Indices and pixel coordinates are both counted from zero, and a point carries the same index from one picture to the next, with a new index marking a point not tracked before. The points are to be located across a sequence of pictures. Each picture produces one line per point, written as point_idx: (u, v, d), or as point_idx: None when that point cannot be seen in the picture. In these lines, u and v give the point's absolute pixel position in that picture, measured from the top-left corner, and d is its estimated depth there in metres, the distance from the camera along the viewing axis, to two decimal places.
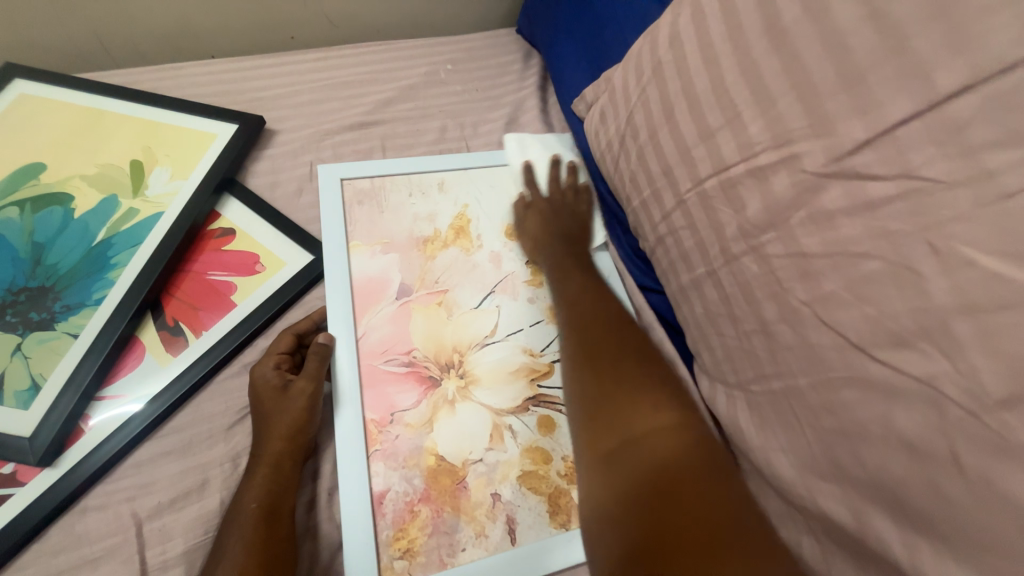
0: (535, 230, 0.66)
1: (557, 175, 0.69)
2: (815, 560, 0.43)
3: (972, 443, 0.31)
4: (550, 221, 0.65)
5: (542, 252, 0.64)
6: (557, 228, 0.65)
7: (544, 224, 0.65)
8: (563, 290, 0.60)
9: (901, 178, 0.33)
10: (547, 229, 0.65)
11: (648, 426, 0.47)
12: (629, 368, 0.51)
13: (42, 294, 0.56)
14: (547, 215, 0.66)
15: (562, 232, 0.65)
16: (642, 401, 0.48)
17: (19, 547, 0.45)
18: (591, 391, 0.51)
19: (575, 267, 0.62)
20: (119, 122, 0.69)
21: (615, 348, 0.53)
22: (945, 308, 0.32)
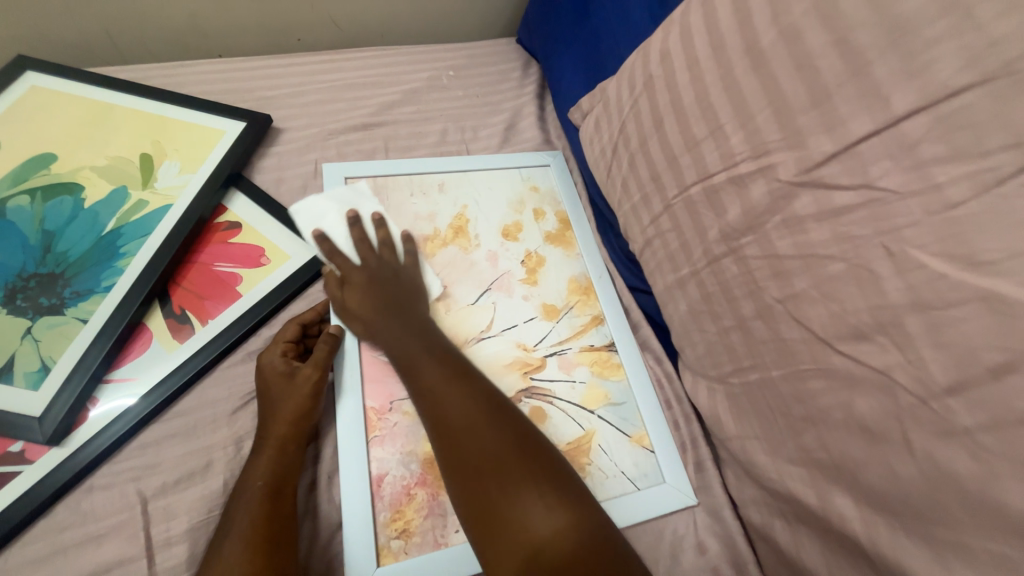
0: (353, 302, 0.58)
1: (387, 233, 0.64)
2: (786, 541, 0.46)
3: (922, 427, 0.35)
4: (377, 287, 0.58)
5: (382, 325, 0.56)
6: (387, 294, 0.58)
7: (371, 294, 0.58)
8: (413, 386, 0.51)
9: (863, 188, 0.37)
10: (368, 300, 0.57)
11: (538, 530, 0.41)
12: (505, 468, 0.44)
13: (53, 280, 0.57)
14: (365, 287, 0.58)
15: (390, 299, 0.58)
16: (527, 503, 0.42)
17: (26, 523, 0.47)
18: (477, 506, 0.44)
19: (421, 350, 0.53)
20: (129, 116, 0.71)
21: (490, 449, 0.45)
22: (900, 305, 0.35)
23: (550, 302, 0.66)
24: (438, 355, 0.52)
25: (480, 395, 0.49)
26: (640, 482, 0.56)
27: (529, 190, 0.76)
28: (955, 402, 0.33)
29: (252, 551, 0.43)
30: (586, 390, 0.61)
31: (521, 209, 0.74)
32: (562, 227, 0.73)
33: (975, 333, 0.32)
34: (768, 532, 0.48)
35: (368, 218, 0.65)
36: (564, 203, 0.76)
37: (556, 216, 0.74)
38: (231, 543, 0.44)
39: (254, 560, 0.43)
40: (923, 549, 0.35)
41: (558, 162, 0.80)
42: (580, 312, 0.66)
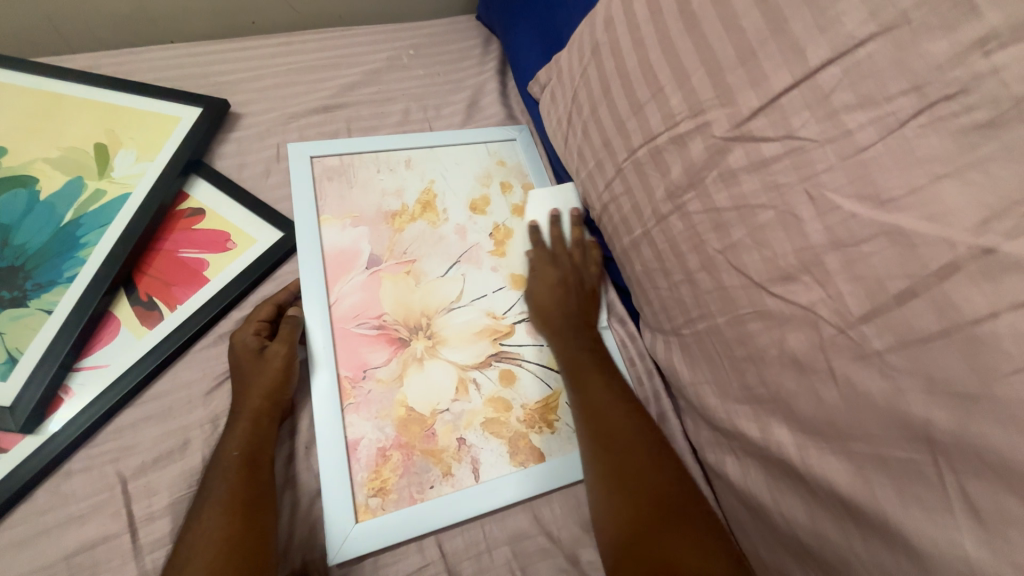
0: (541, 298, 0.63)
1: (479, 258, 0.68)
2: (736, 476, 0.50)
3: (841, 354, 0.38)
4: (568, 290, 0.63)
5: (556, 339, 0.61)
6: (574, 306, 0.63)
7: (558, 295, 0.63)
8: (583, 393, 0.56)
9: (786, 139, 0.40)
10: (558, 298, 0.63)
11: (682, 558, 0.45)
12: (654, 493, 0.49)
13: (12, 273, 0.57)
14: (558, 285, 0.63)
15: (578, 309, 0.63)
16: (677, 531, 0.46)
17: (6, 508, 0.48)
18: (628, 519, 0.48)
19: (591, 368, 0.58)
20: (79, 105, 0.69)
21: (653, 477, 0.50)
22: (820, 245, 0.39)
23: (518, 271, 0.68)
24: (609, 376, 0.58)
25: (633, 410, 0.55)
26: None
27: (495, 164, 0.77)
28: (869, 329, 0.36)
29: (231, 515, 0.45)
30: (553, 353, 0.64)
31: (488, 182, 0.75)
32: None
33: (882, 264, 0.36)
34: (720, 469, 0.52)
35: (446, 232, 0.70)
36: (530, 176, 0.77)
37: (523, 189, 0.76)
38: (209, 509, 0.46)
39: (234, 522, 0.45)
40: (846, 463, 0.39)
41: (524, 136, 0.81)
42: None
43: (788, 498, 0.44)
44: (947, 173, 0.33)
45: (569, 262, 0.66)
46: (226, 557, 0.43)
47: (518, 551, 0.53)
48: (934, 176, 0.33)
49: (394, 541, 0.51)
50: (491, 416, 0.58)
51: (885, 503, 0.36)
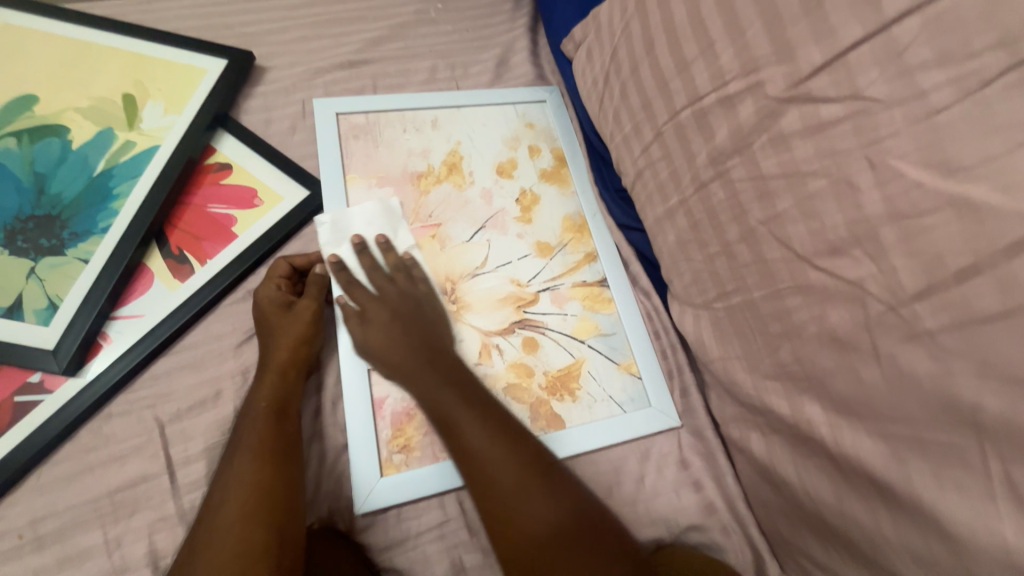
0: (379, 345, 0.54)
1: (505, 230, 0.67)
2: (760, 451, 0.50)
3: (888, 333, 0.36)
4: (404, 324, 0.55)
5: (414, 383, 0.52)
6: (421, 339, 0.54)
7: (396, 332, 0.54)
8: (493, 449, 0.48)
9: (849, 100, 0.37)
10: (395, 340, 0.54)
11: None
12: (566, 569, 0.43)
13: (49, 221, 0.58)
14: (390, 324, 0.54)
15: (425, 342, 0.54)
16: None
17: (54, 445, 0.50)
18: None
19: (462, 412, 0.49)
20: (106, 54, 0.69)
21: (566, 558, 0.44)
22: (877, 217, 0.36)
23: (544, 239, 0.67)
24: (484, 418, 0.49)
25: (524, 468, 0.47)
26: (626, 405, 0.60)
27: (524, 127, 0.75)
28: (921, 307, 0.35)
29: (261, 461, 0.47)
30: (577, 323, 0.63)
31: (515, 145, 0.73)
32: (558, 164, 0.73)
33: (944, 239, 0.33)
34: (743, 444, 0.52)
35: (477, 197, 0.68)
36: (560, 140, 0.75)
37: (552, 153, 0.73)
38: (240, 455, 0.48)
39: (263, 468, 0.47)
40: (881, 444, 0.38)
41: (555, 98, 0.78)
42: (574, 250, 0.67)
43: (815, 475, 0.44)
44: None
45: (396, 291, 0.58)
46: (258, 499, 0.45)
47: None
48: (1014, 144, 0.30)
49: (416, 495, 0.52)
50: (513, 382, 0.58)
51: (920, 485, 0.35)
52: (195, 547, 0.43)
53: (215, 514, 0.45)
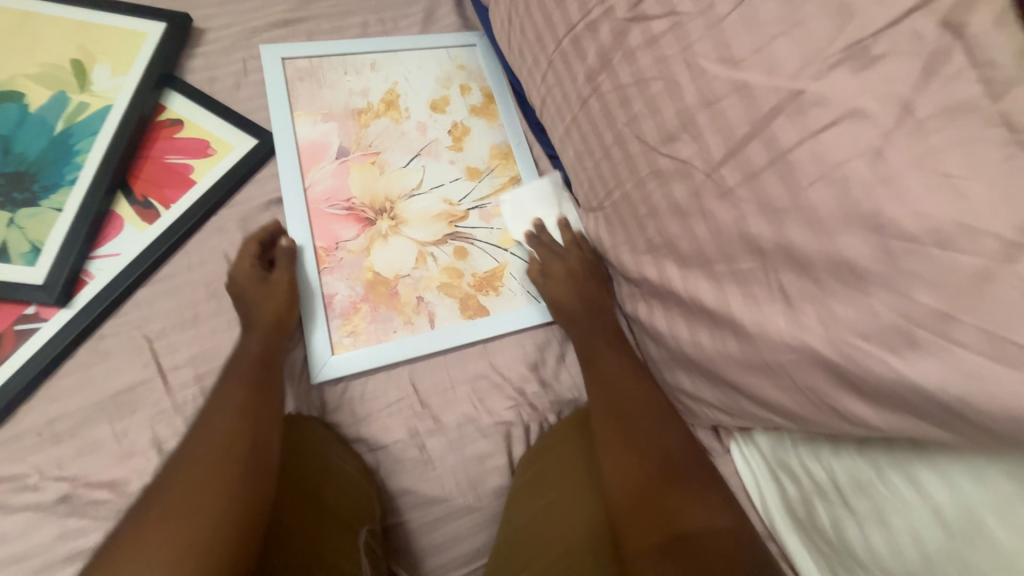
0: (558, 293, 0.67)
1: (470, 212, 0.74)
2: (644, 316, 0.62)
3: (705, 194, 0.48)
4: (578, 279, 0.67)
5: (575, 327, 0.66)
6: (591, 292, 0.66)
7: (572, 286, 0.67)
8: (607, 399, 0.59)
9: (669, 16, 0.47)
10: (570, 292, 0.67)
11: (691, 511, 0.49)
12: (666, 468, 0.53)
13: (19, 177, 0.65)
14: (575, 273, 0.67)
15: (593, 299, 0.66)
16: (701, 500, 0.49)
17: (56, 362, 0.59)
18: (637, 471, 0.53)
19: (603, 345, 0.64)
20: (48, 22, 0.73)
21: (675, 454, 0.54)
22: (693, 105, 0.47)
23: (473, 165, 0.77)
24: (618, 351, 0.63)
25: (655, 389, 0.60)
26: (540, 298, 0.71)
27: (455, 68, 0.83)
28: (725, 171, 0.46)
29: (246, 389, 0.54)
30: (501, 233, 0.74)
31: (448, 85, 0.81)
32: (486, 101, 0.82)
33: (733, 115, 0.45)
34: (635, 317, 0.64)
35: (426, 138, 0.77)
36: (488, 79, 0.83)
37: (481, 91, 0.82)
38: (230, 386, 0.54)
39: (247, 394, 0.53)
40: (711, 282, 0.50)
41: (483, 43, 0.86)
42: (500, 174, 0.77)
43: (678, 323, 0.56)
44: (780, 33, 0.41)
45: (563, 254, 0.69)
46: (251, 416, 0.51)
47: (476, 386, 0.66)
48: (769, 36, 0.42)
49: (361, 369, 0.64)
50: (444, 281, 0.69)
51: (733, 304, 0.48)
52: (182, 454, 0.48)
53: (204, 426, 0.50)
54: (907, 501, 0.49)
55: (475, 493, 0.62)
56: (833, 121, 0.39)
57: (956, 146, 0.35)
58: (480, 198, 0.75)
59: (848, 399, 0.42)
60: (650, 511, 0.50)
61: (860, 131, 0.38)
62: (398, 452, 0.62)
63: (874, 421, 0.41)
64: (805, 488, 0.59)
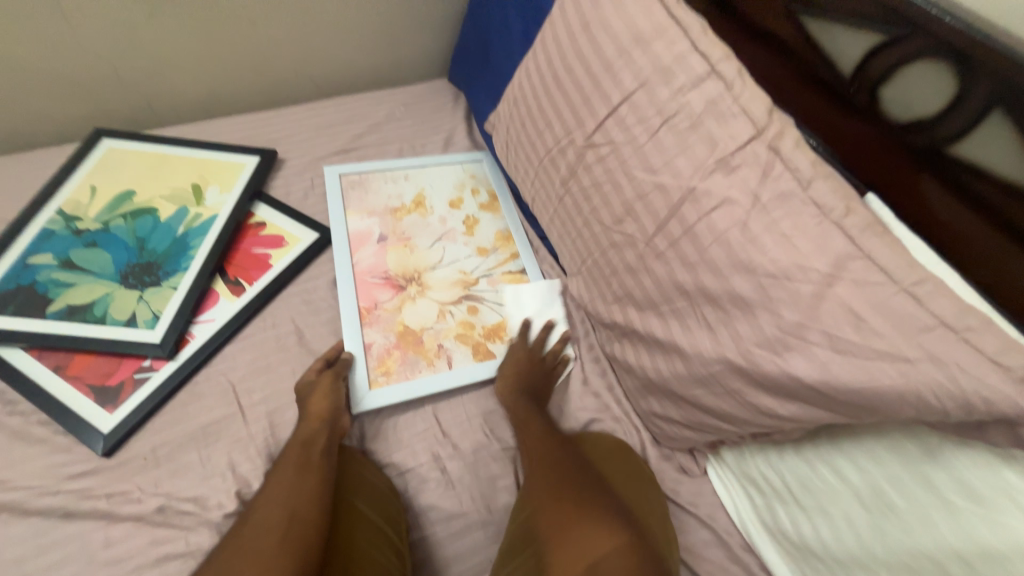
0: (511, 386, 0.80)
1: (480, 279, 0.94)
2: (619, 354, 0.78)
3: (646, 257, 0.68)
4: (521, 375, 0.81)
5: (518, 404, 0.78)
6: (524, 385, 0.80)
7: (520, 376, 0.81)
8: (537, 470, 0.67)
9: (609, 144, 0.71)
10: (520, 381, 0.80)
11: (575, 535, 0.57)
12: (575, 494, 0.61)
13: (150, 265, 0.88)
14: (522, 369, 0.82)
15: (528, 390, 0.80)
16: (587, 528, 0.57)
17: (161, 402, 0.76)
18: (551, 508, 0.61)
19: (531, 419, 0.75)
20: (178, 160, 1.03)
21: (599, 498, 0.61)
22: (630, 198, 0.69)
23: (482, 245, 0.99)
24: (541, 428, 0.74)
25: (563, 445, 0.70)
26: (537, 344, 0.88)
27: (468, 176, 1.10)
28: (656, 241, 0.66)
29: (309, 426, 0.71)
30: (505, 295, 0.93)
31: (462, 188, 1.08)
32: (491, 198, 1.07)
33: (656, 205, 0.66)
34: (612, 356, 0.80)
35: (446, 226, 1.01)
36: (492, 183, 1.10)
37: (487, 191, 1.08)
38: (293, 439, 0.70)
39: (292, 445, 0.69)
40: (659, 319, 0.68)
41: (488, 158, 1.14)
42: (503, 251, 0.99)
43: (643, 357, 0.72)
44: (677, 154, 0.63)
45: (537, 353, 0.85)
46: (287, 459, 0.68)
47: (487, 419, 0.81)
48: (670, 156, 0.64)
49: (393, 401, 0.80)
50: (460, 331, 0.87)
51: (674, 334, 0.65)
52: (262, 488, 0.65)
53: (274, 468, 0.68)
54: (836, 487, 0.60)
55: (488, 509, 0.73)
56: (714, 206, 0.60)
57: (787, 218, 0.55)
58: (488, 268, 0.96)
59: (759, 394, 0.57)
60: (553, 538, 0.58)
61: (731, 212, 0.58)
62: (423, 474, 0.75)
63: (779, 410, 0.56)
64: (767, 495, 0.68)
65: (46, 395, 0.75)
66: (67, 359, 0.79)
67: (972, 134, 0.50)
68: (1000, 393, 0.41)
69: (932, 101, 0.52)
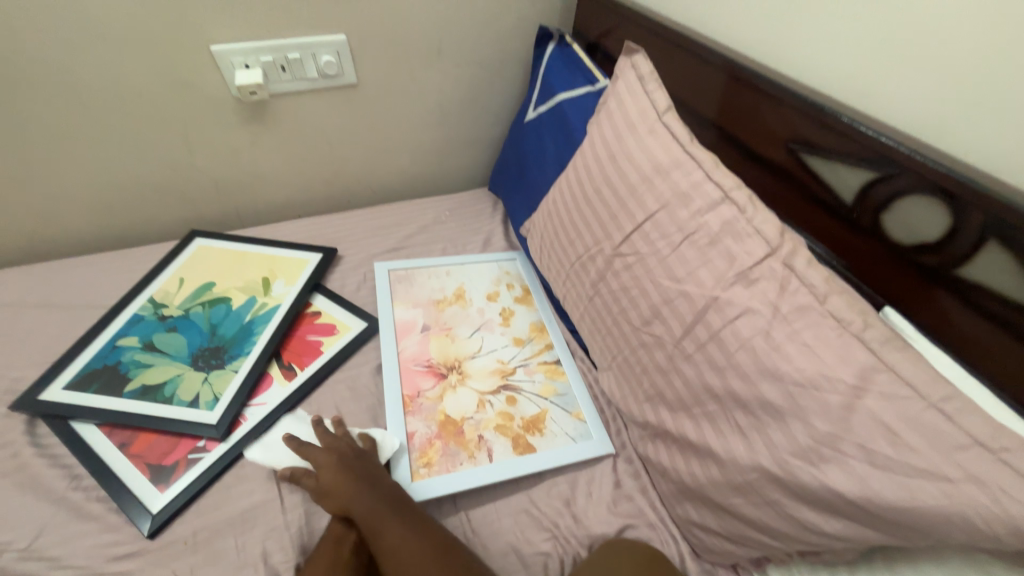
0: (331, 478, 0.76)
1: (516, 369, 0.99)
2: (652, 454, 0.78)
3: (675, 358, 0.72)
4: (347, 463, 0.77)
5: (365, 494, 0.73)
6: (359, 473, 0.76)
7: (341, 468, 0.76)
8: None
9: (636, 254, 0.79)
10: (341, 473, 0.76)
11: None
12: None
13: (217, 349, 0.98)
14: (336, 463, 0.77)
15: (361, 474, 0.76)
16: None
17: (209, 483, 0.80)
18: None
19: (387, 518, 0.71)
20: (253, 256, 1.18)
21: None
22: (657, 303, 0.75)
23: (518, 335, 1.05)
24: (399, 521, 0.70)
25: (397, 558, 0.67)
26: (577, 438, 0.89)
27: (504, 272, 1.20)
28: (684, 343, 0.70)
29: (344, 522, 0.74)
30: (541, 385, 0.96)
31: (499, 282, 1.17)
32: (525, 292, 1.15)
33: (682, 310, 0.71)
34: (645, 457, 0.80)
35: (484, 317, 1.08)
36: (526, 278, 1.19)
37: (521, 286, 1.17)
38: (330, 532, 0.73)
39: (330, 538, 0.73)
40: (692, 421, 0.69)
41: (522, 256, 1.25)
42: (538, 342, 1.04)
43: (677, 459, 0.72)
44: (699, 266, 0.70)
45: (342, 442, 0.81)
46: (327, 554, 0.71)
47: (518, 519, 0.80)
48: (692, 268, 0.71)
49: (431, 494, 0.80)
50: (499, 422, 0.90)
51: (708, 437, 0.66)
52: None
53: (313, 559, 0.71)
54: None
55: None
56: (738, 315, 0.64)
57: (809, 330, 0.58)
58: (523, 359, 1.01)
59: (801, 508, 0.56)
60: None
61: (754, 321, 0.62)
62: None
63: (823, 525, 0.55)
64: None
65: (108, 472, 0.80)
66: (132, 437, 0.85)
67: (975, 261, 0.55)
68: None
69: (931, 231, 0.58)
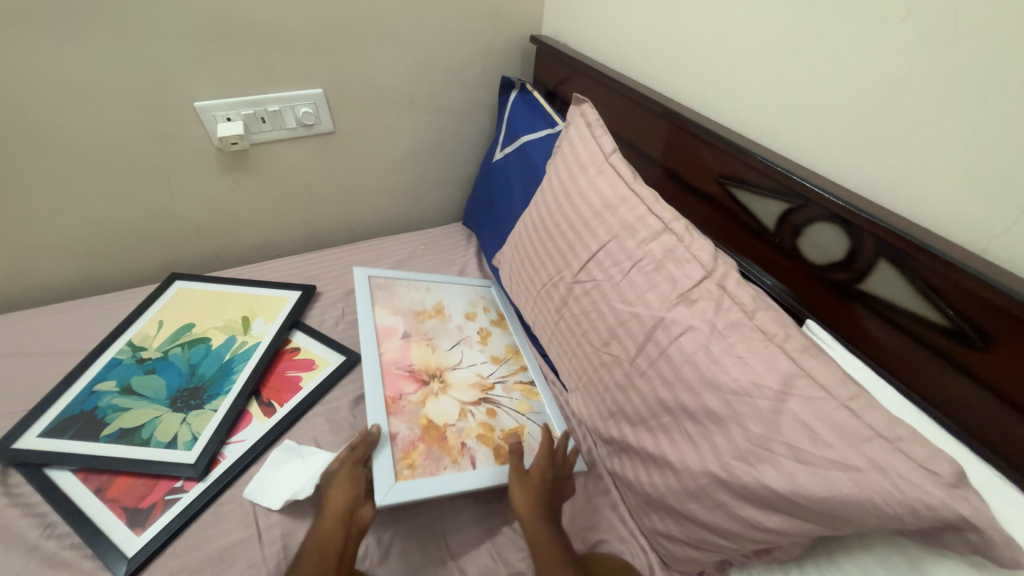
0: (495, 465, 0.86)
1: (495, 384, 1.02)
2: (619, 468, 0.82)
3: (631, 376, 0.78)
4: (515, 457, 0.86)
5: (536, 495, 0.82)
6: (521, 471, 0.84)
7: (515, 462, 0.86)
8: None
9: (592, 281, 0.86)
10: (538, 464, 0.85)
11: None
12: None
13: (196, 390, 1.00)
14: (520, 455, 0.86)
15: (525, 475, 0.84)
16: None
17: (187, 523, 0.81)
18: None
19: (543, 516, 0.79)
20: (233, 296, 1.22)
21: None
22: (613, 325, 0.81)
23: (496, 354, 1.10)
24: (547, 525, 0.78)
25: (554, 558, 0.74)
26: None
27: (478, 297, 1.26)
28: (638, 361, 0.77)
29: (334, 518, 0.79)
30: (518, 402, 1.00)
31: (475, 305, 1.22)
32: (499, 317, 1.21)
33: (635, 331, 0.78)
34: (613, 471, 0.84)
35: (462, 332, 1.13)
36: (499, 304, 1.25)
37: (495, 312, 1.22)
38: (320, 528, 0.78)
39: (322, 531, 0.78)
40: (650, 434, 0.75)
41: (495, 285, 1.32)
42: (514, 362, 1.09)
43: (640, 471, 0.77)
44: (647, 290, 0.77)
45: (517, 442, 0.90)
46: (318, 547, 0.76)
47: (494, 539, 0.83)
48: (640, 292, 0.78)
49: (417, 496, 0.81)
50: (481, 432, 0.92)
51: (663, 447, 0.72)
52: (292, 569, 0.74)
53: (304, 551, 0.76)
54: None
55: None
56: (681, 333, 0.71)
57: (741, 343, 0.65)
58: (501, 375, 1.05)
59: (746, 507, 0.62)
60: None
61: (695, 337, 0.69)
62: None
63: (766, 522, 0.60)
64: None
65: (84, 517, 0.80)
66: (108, 481, 0.86)
67: (874, 277, 0.64)
68: (938, 499, 0.47)
69: (838, 251, 0.67)
